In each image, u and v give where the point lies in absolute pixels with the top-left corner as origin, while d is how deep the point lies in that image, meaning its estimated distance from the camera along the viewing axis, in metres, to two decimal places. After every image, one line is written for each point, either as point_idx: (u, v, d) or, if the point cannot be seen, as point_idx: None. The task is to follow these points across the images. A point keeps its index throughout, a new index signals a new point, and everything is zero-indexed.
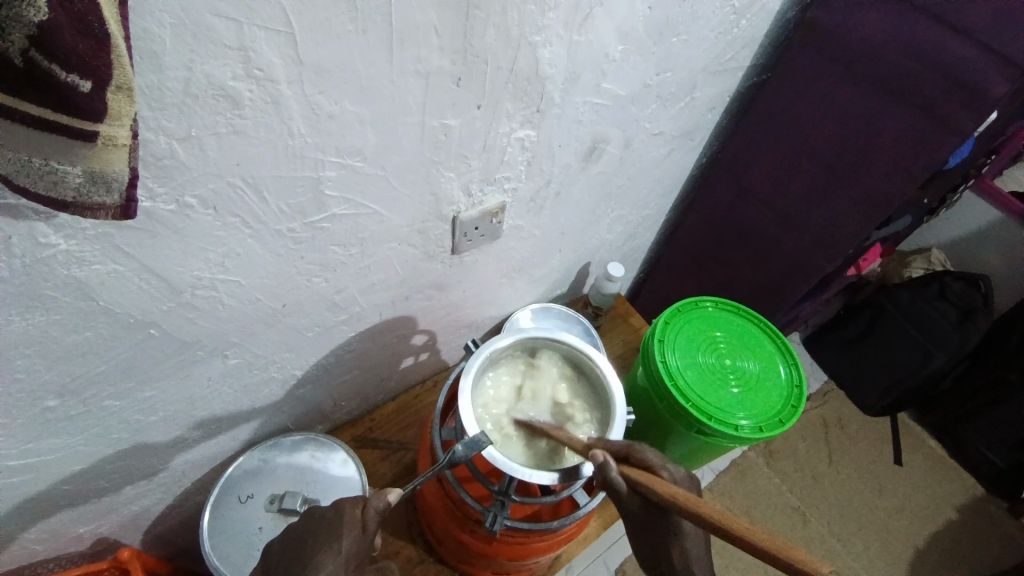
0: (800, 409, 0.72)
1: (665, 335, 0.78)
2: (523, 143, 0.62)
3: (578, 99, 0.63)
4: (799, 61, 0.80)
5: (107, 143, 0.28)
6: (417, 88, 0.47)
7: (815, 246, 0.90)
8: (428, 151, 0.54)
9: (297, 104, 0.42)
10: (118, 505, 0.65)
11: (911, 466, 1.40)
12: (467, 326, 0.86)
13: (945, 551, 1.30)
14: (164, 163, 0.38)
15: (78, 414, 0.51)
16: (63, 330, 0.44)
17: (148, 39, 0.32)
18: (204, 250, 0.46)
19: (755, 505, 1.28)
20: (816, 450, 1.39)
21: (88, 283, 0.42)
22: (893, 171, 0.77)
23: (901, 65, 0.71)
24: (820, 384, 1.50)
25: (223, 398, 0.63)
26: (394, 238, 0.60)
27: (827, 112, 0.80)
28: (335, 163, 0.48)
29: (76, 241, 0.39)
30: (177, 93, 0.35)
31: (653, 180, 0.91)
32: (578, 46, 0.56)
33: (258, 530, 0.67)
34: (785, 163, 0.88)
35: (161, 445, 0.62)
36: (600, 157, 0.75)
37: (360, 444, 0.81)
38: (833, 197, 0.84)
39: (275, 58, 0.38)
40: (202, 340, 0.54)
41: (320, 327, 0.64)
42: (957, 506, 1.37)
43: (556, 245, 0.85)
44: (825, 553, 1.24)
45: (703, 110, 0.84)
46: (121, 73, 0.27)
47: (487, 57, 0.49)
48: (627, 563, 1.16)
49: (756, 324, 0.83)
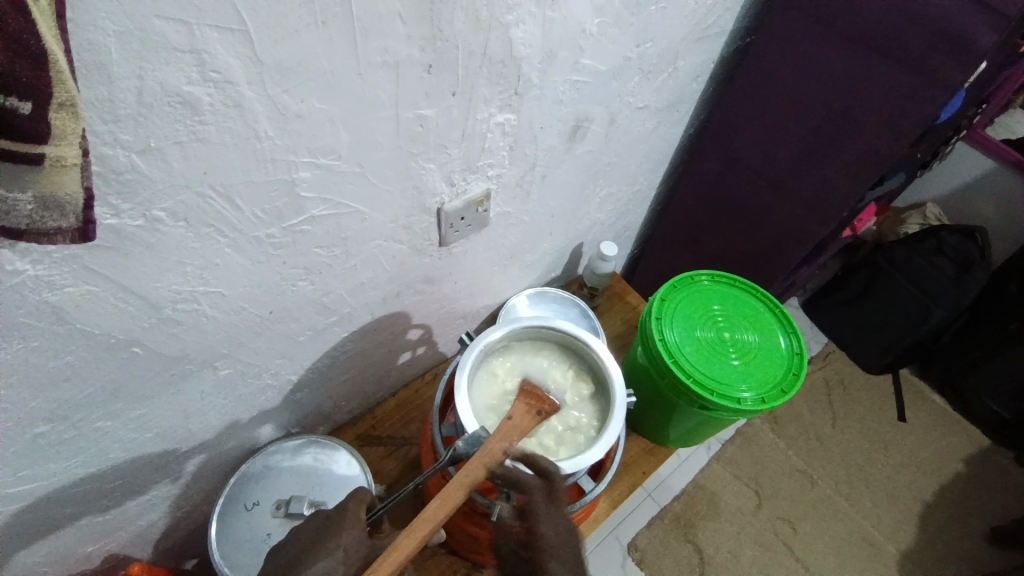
0: (802, 378, 0.72)
1: (662, 313, 0.77)
2: (504, 128, 0.60)
3: (557, 79, 0.61)
4: (782, 21, 0.78)
5: (56, 165, 0.26)
6: (387, 80, 0.45)
7: (808, 213, 0.89)
8: (405, 145, 0.52)
9: (260, 106, 0.40)
10: (124, 522, 0.65)
11: (915, 422, 1.41)
12: (462, 317, 0.85)
13: (952, 503, 1.32)
14: (125, 178, 0.37)
15: (70, 438, 0.50)
16: (43, 357, 0.42)
17: (93, 50, 0.30)
18: (181, 264, 0.45)
19: (762, 471, 1.29)
20: (820, 413, 1.39)
21: (63, 307, 0.41)
22: (880, 128, 0.75)
23: (888, 21, 0.69)
24: (821, 346, 1.50)
25: (218, 409, 0.62)
26: (379, 236, 0.59)
27: (813, 75, 0.78)
28: (309, 163, 0.46)
29: (44, 265, 0.37)
30: (130, 103, 0.34)
31: (640, 154, 0.89)
32: (551, 23, 0.54)
33: (266, 536, 0.66)
34: (772, 129, 0.86)
35: (161, 461, 0.62)
36: (584, 136, 0.73)
37: (363, 443, 0.80)
38: (822, 161, 0.83)
39: (231, 59, 0.36)
40: (190, 354, 0.53)
41: (311, 331, 0.63)
42: (962, 458, 1.38)
43: (546, 229, 0.84)
44: (833, 513, 1.26)
45: (687, 79, 0.82)
46: (63, 90, 0.25)
47: (457, 43, 0.47)
48: (639, 538, 1.17)
49: (753, 294, 0.82)
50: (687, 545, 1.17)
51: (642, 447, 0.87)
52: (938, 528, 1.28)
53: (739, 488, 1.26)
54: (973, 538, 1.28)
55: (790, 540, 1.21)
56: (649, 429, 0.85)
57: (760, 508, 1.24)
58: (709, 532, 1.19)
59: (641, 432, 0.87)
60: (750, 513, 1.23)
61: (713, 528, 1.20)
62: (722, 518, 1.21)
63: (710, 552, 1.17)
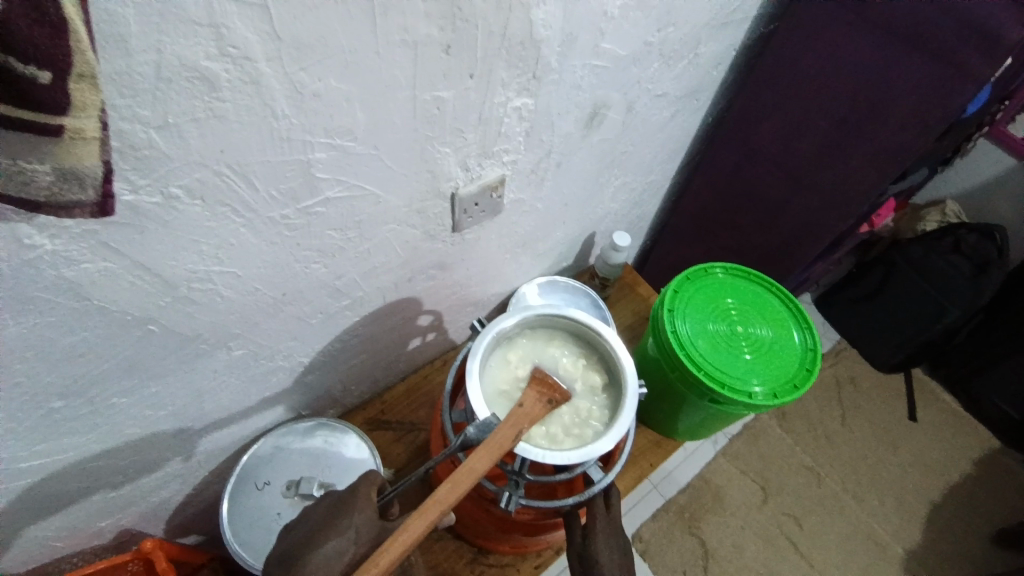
0: (815, 374, 0.71)
1: (675, 305, 0.77)
2: (521, 113, 0.59)
3: (576, 63, 0.59)
4: (807, 9, 0.76)
5: (75, 136, 0.26)
6: (405, 60, 0.44)
7: (827, 207, 0.88)
8: (422, 127, 0.51)
9: (278, 84, 0.39)
10: (137, 498, 0.66)
11: (924, 422, 1.40)
12: (472, 304, 0.85)
13: (959, 503, 1.31)
14: (143, 154, 0.37)
15: (85, 414, 0.51)
16: (59, 332, 0.43)
17: (111, 20, 0.30)
18: (197, 243, 0.45)
19: (769, 467, 1.28)
20: (829, 410, 1.38)
21: (80, 283, 0.41)
22: (905, 122, 0.73)
23: (917, 10, 0.67)
24: (832, 343, 1.49)
25: (230, 389, 0.62)
26: (392, 219, 0.58)
27: (839, 65, 0.76)
28: (325, 144, 0.46)
29: (61, 240, 0.37)
30: (148, 77, 0.33)
31: (657, 144, 0.88)
32: (573, 5, 0.53)
33: (276, 516, 0.67)
34: (793, 119, 0.84)
35: (173, 439, 0.62)
36: (601, 123, 0.72)
37: (372, 427, 0.81)
38: (844, 155, 0.81)
39: (250, 34, 0.35)
40: (203, 334, 0.53)
41: (322, 314, 0.63)
42: (971, 458, 1.37)
43: (559, 217, 0.83)
44: (839, 510, 1.25)
45: (707, 67, 0.81)
46: (83, 61, 0.24)
47: (477, 22, 0.46)
48: (643, 529, 1.18)
49: (768, 288, 0.81)
50: (692, 538, 1.17)
51: (650, 439, 0.87)
52: (943, 528, 1.27)
53: (745, 483, 1.25)
54: (979, 538, 1.27)
55: (795, 535, 1.21)
56: (657, 422, 0.85)
57: (766, 503, 1.24)
58: (714, 526, 1.19)
59: (649, 424, 0.87)
60: (755, 508, 1.23)
61: (718, 522, 1.20)
62: (727, 512, 1.21)
63: (714, 545, 1.17)
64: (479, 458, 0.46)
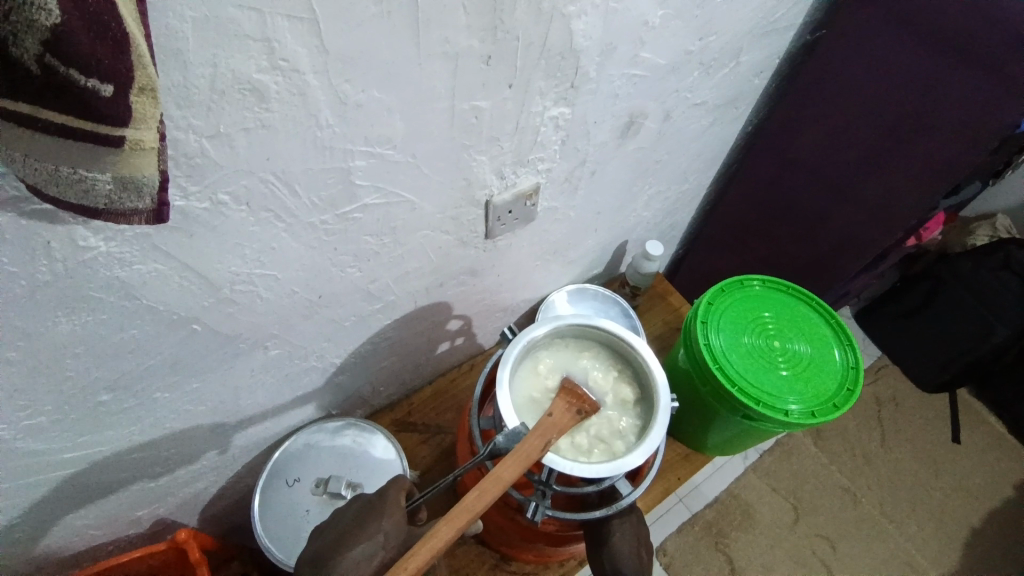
0: (855, 395, 0.69)
1: (708, 317, 0.75)
2: (557, 122, 0.59)
3: (614, 73, 0.59)
4: (856, 17, 0.74)
5: (134, 147, 0.27)
6: (445, 71, 0.45)
7: (872, 220, 0.85)
8: (458, 136, 0.52)
9: (324, 95, 0.40)
10: (174, 488, 0.68)
11: (969, 445, 1.34)
12: (501, 310, 0.85)
13: (1004, 532, 1.25)
14: (194, 162, 0.38)
15: (129, 407, 0.53)
16: (110, 329, 0.44)
17: (170, 35, 0.31)
18: (240, 247, 0.46)
19: (801, 485, 1.25)
20: (866, 429, 1.33)
21: (131, 283, 0.42)
22: (958, 134, 0.70)
23: (975, 19, 0.64)
24: (872, 360, 1.44)
25: (265, 387, 0.64)
26: (426, 226, 0.59)
27: (887, 74, 0.73)
28: (365, 152, 0.47)
29: (115, 242, 0.39)
30: (202, 89, 0.35)
31: (694, 152, 0.86)
32: (613, 15, 0.52)
33: (305, 513, 0.69)
34: (838, 129, 0.81)
35: (210, 433, 0.64)
36: (637, 132, 0.71)
37: (399, 428, 0.82)
38: (892, 167, 0.78)
39: (300, 47, 0.36)
40: (243, 333, 0.54)
41: (356, 317, 0.64)
42: (1018, 485, 1.30)
43: (592, 225, 0.82)
44: (875, 534, 1.21)
45: (748, 75, 0.79)
46: (144, 75, 0.25)
47: (517, 34, 0.46)
48: (668, 543, 1.15)
49: (806, 303, 0.79)
50: (718, 555, 1.14)
51: (677, 452, 0.86)
52: (986, 557, 1.21)
53: (775, 500, 1.22)
54: None
55: (826, 558, 1.17)
56: (686, 435, 0.83)
57: (796, 522, 1.20)
58: (741, 544, 1.16)
59: (678, 437, 0.85)
60: (785, 527, 1.19)
61: (746, 539, 1.17)
62: (755, 530, 1.18)
63: (741, 563, 1.14)
64: (507, 469, 0.46)
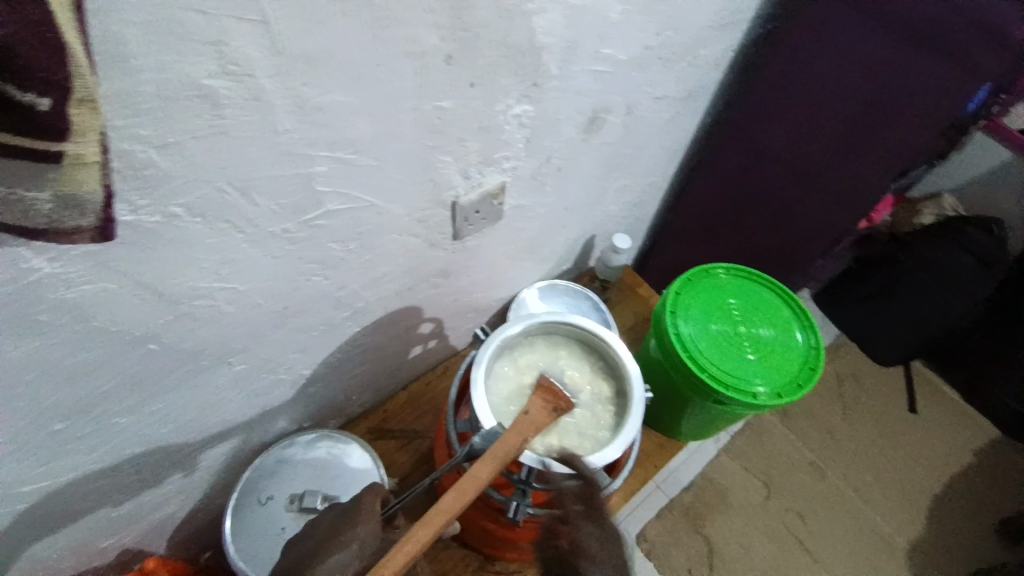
0: (818, 373, 0.71)
1: (677, 307, 0.76)
2: (521, 120, 0.59)
3: (577, 69, 0.59)
4: (809, 8, 0.76)
5: (75, 163, 0.25)
6: (408, 70, 0.44)
7: (829, 204, 0.88)
8: (423, 137, 0.51)
9: (280, 99, 0.39)
10: (140, 515, 0.65)
11: (925, 415, 1.41)
12: (475, 310, 0.85)
13: (962, 495, 1.32)
14: (144, 174, 0.36)
15: (87, 434, 0.50)
16: (61, 353, 0.42)
17: (112, 41, 0.29)
18: (197, 260, 0.44)
19: (771, 464, 1.29)
20: (830, 405, 1.39)
21: (80, 304, 0.40)
22: (909, 120, 0.73)
23: (922, 11, 0.68)
24: (832, 338, 1.50)
25: (233, 403, 0.62)
26: (394, 229, 0.58)
27: (841, 63, 0.76)
28: (326, 157, 0.45)
29: (61, 262, 0.37)
30: (150, 97, 0.33)
31: (657, 144, 0.87)
32: (574, 11, 0.52)
33: (280, 530, 0.66)
34: (795, 117, 0.84)
35: (177, 455, 0.62)
36: (601, 127, 0.71)
37: (376, 436, 0.80)
38: (849, 152, 0.81)
39: (251, 51, 0.35)
40: (206, 349, 0.52)
41: (325, 326, 0.62)
42: (973, 450, 1.38)
43: (560, 221, 0.83)
44: (842, 507, 1.26)
45: (706, 68, 0.80)
46: (82, 86, 0.24)
47: (479, 32, 0.46)
48: (649, 529, 1.18)
49: (768, 288, 0.81)
50: (697, 538, 1.17)
51: (654, 441, 0.87)
52: (947, 521, 1.28)
53: (748, 481, 1.26)
54: (982, 529, 1.28)
55: (798, 532, 1.21)
56: (662, 424, 0.85)
57: (769, 500, 1.24)
58: (718, 525, 1.19)
59: (654, 426, 0.87)
60: (759, 505, 1.23)
61: (722, 521, 1.20)
62: (731, 511, 1.21)
63: (720, 544, 1.17)
64: (489, 466, 0.46)
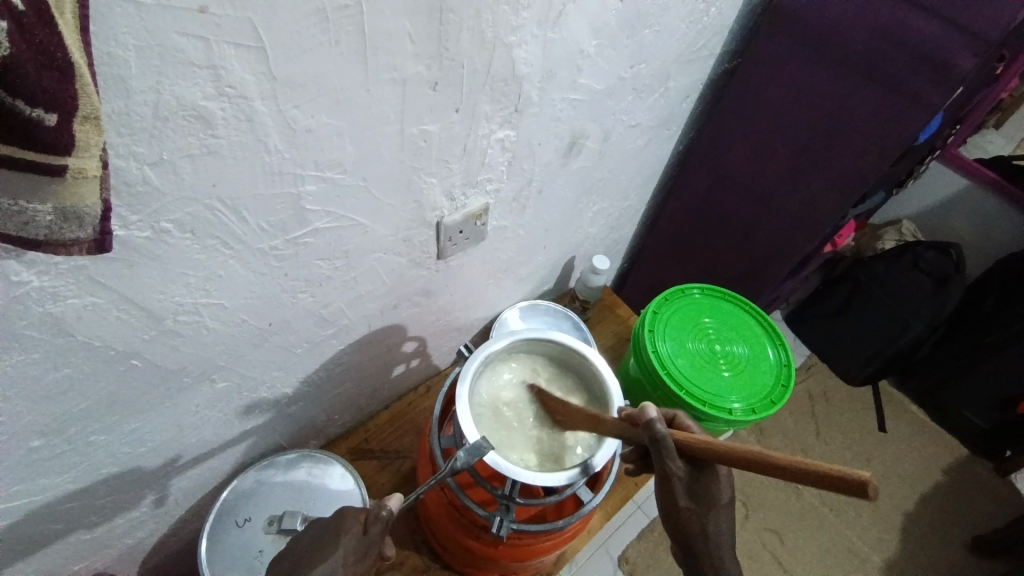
0: (790, 390, 0.74)
1: (654, 326, 0.79)
2: (504, 144, 0.61)
3: (555, 97, 0.62)
4: (770, 45, 0.81)
5: (77, 176, 0.26)
6: (393, 95, 0.46)
7: (793, 229, 0.92)
8: (408, 159, 0.53)
9: (271, 120, 0.40)
10: (112, 539, 0.63)
11: (894, 432, 1.45)
12: (456, 329, 0.86)
13: (933, 512, 1.35)
14: (136, 190, 0.37)
15: (63, 453, 0.49)
16: (42, 369, 0.42)
17: (112, 63, 0.31)
18: (184, 275, 0.45)
19: (750, 483, 1.30)
20: (804, 425, 1.42)
21: (65, 319, 0.40)
22: (865, 148, 0.78)
23: (872, 46, 0.72)
24: (804, 358, 1.54)
25: (212, 423, 0.61)
26: (379, 248, 0.59)
27: (800, 95, 0.81)
28: (314, 177, 0.47)
29: (49, 276, 0.37)
30: (146, 117, 0.34)
31: (633, 169, 0.91)
32: (552, 44, 0.56)
33: (258, 553, 0.65)
34: (760, 145, 0.89)
35: (153, 476, 0.61)
36: (579, 152, 0.74)
37: (356, 456, 0.80)
38: (810, 178, 0.85)
39: (246, 74, 0.37)
40: (187, 367, 0.52)
41: (308, 343, 0.62)
42: (941, 467, 1.42)
43: (540, 243, 0.85)
44: (818, 525, 1.28)
45: (677, 99, 0.85)
46: (88, 103, 0.25)
47: (462, 61, 0.49)
48: (630, 551, 1.17)
49: (741, 307, 0.84)
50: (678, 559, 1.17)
51: None
52: (920, 538, 1.30)
53: None
54: (954, 546, 1.31)
55: (777, 551, 1.22)
56: None
57: (748, 519, 1.25)
58: None
59: None
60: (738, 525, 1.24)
61: None
62: None
63: None
64: None
